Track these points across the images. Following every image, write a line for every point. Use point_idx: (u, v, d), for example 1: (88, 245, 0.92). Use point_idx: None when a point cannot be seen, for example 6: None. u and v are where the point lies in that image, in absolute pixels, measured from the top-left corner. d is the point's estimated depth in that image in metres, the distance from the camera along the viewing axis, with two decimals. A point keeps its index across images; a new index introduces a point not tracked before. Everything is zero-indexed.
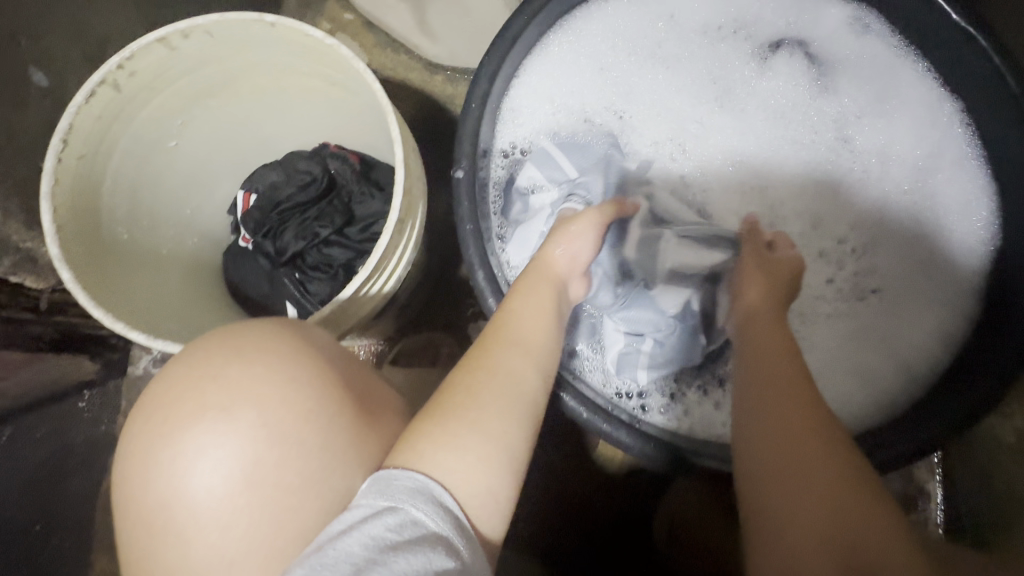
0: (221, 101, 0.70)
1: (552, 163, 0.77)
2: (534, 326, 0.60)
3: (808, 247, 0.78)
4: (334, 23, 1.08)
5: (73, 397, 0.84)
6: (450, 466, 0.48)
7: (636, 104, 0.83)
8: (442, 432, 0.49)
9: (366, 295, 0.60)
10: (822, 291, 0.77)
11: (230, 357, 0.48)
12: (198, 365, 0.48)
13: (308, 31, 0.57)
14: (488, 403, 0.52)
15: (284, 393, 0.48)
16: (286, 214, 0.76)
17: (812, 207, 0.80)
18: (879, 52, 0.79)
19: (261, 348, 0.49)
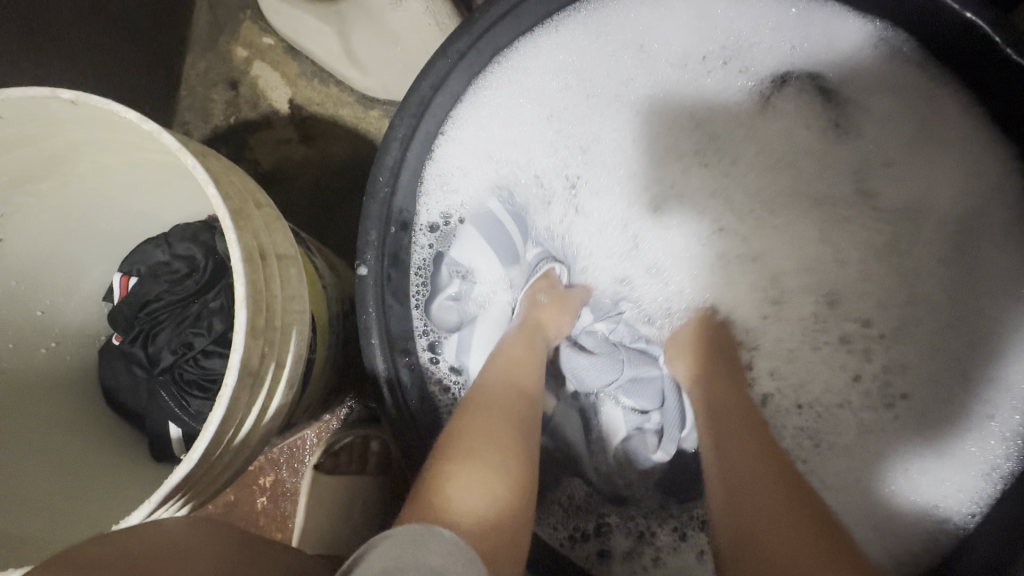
0: (55, 183, 0.55)
1: (497, 232, 0.65)
2: (522, 371, 0.55)
3: (824, 335, 0.62)
4: (251, 49, 0.92)
5: None
6: (464, 499, 0.41)
7: (601, 174, 0.66)
8: (461, 465, 0.43)
9: (220, 466, 0.44)
10: (844, 398, 0.61)
11: None
12: None
13: (119, 110, 0.41)
14: (487, 436, 0.46)
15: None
16: (161, 314, 0.61)
17: (831, 278, 0.63)
18: (913, 84, 0.59)
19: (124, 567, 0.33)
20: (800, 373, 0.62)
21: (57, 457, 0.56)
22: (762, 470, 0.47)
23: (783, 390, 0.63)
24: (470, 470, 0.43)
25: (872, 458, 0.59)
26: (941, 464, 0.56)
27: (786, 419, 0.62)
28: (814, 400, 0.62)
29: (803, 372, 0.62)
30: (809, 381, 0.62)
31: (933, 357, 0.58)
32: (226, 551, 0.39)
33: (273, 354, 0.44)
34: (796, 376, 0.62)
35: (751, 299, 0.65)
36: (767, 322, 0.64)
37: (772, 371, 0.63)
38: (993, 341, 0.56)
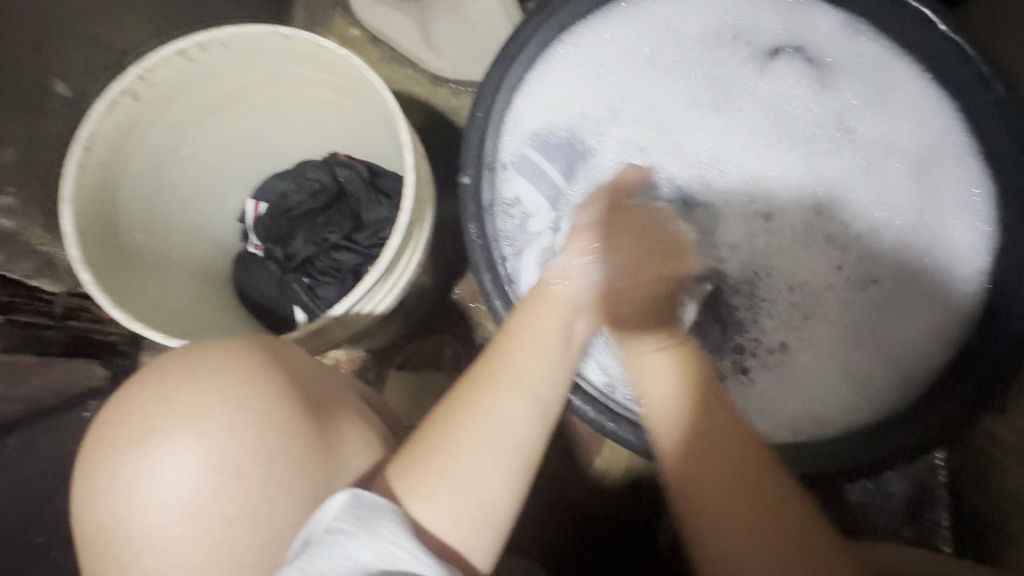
0: (233, 112, 0.72)
1: (541, 177, 0.77)
2: (534, 364, 0.55)
3: (813, 236, 0.74)
4: (341, 38, 1.11)
5: (77, 408, 0.83)
6: (429, 511, 0.48)
7: (636, 122, 0.79)
8: (422, 482, 0.48)
9: (376, 297, 0.61)
10: (830, 280, 0.73)
11: (180, 382, 0.47)
12: (150, 388, 0.47)
13: (321, 42, 0.59)
14: (468, 452, 0.49)
15: (239, 415, 0.46)
16: (296, 220, 0.78)
17: (815, 191, 0.75)
18: (874, 55, 0.74)
19: (212, 370, 0.47)
20: (791, 263, 0.74)
21: (222, 324, 0.71)
22: (749, 507, 0.47)
23: (776, 279, 0.74)
24: (429, 492, 0.48)
25: (851, 328, 0.72)
26: (900, 329, 0.70)
27: (778, 296, 0.74)
28: (804, 284, 0.74)
29: (793, 262, 0.74)
30: (797, 271, 0.74)
31: (900, 253, 0.72)
32: (296, 378, 0.50)
33: (418, 220, 0.62)
34: (789, 267, 0.74)
35: (740, 211, 0.76)
36: (769, 233, 0.75)
37: (768, 270, 0.74)
38: (947, 236, 0.70)
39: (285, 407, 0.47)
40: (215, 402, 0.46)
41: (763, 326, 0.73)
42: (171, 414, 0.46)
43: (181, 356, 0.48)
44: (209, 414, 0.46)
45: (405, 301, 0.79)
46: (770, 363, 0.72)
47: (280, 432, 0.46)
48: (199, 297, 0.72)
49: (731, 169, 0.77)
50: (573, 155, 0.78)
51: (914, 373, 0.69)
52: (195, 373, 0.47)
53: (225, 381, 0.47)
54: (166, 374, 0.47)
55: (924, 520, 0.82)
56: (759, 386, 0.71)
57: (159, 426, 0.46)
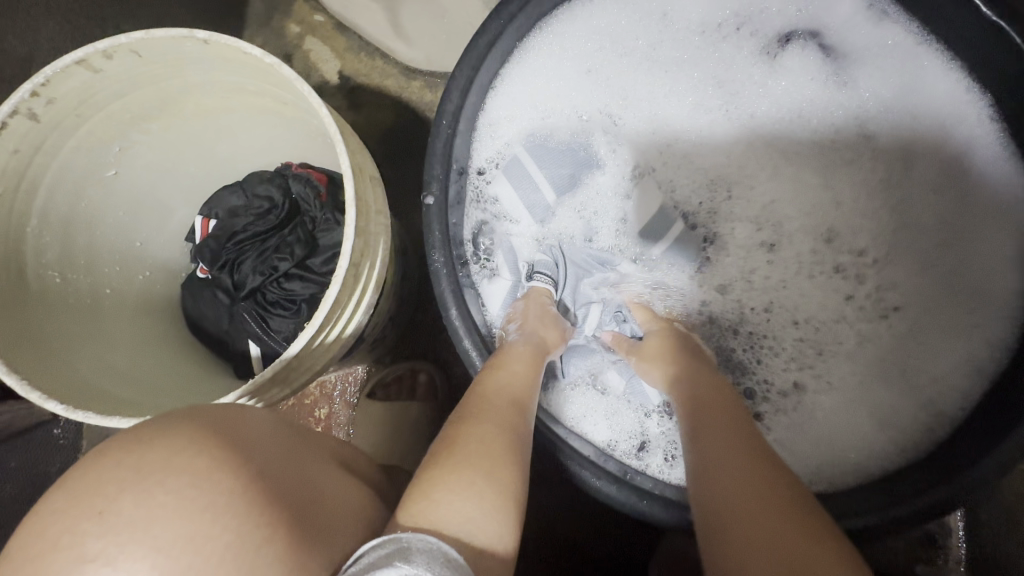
0: (163, 124, 0.64)
1: (529, 189, 0.66)
2: (525, 384, 0.53)
3: (821, 266, 0.66)
4: (303, 26, 0.99)
5: (48, 425, 0.84)
6: (463, 519, 0.39)
7: (632, 142, 0.69)
8: (453, 476, 0.41)
9: (319, 347, 0.53)
10: (840, 313, 0.65)
11: (123, 481, 0.33)
12: (81, 496, 0.32)
13: (244, 48, 0.50)
14: (496, 451, 0.45)
15: (207, 519, 0.33)
16: (245, 245, 0.69)
17: (826, 218, 0.66)
18: (898, 42, 0.62)
19: (168, 463, 0.34)
20: (794, 298, 0.66)
21: (162, 367, 0.63)
22: (758, 464, 0.42)
23: (778, 312, 0.66)
24: (480, 492, 0.41)
25: (875, 365, 0.63)
26: (932, 365, 0.60)
27: (783, 334, 0.65)
28: (809, 318, 0.65)
29: (798, 297, 0.66)
30: (804, 306, 0.66)
31: (922, 276, 0.63)
32: (270, 459, 0.39)
33: (367, 258, 0.54)
34: (790, 301, 0.66)
35: (745, 241, 0.68)
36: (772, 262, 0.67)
37: (767, 305, 0.66)
38: (979, 260, 0.60)
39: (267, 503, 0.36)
40: (172, 507, 0.32)
41: (771, 366, 0.64)
42: (112, 531, 0.31)
43: (118, 449, 0.34)
44: (165, 525, 0.32)
45: (368, 332, 0.71)
46: (786, 406, 0.63)
47: (266, 534, 0.35)
48: (135, 336, 0.64)
49: (735, 195, 0.68)
50: (577, 164, 0.68)
51: (946, 411, 0.58)
52: (142, 466, 0.33)
53: (183, 475, 0.33)
54: (102, 474, 0.33)
55: (936, 553, 0.74)
56: (774, 434, 0.62)
57: (95, 552, 0.31)
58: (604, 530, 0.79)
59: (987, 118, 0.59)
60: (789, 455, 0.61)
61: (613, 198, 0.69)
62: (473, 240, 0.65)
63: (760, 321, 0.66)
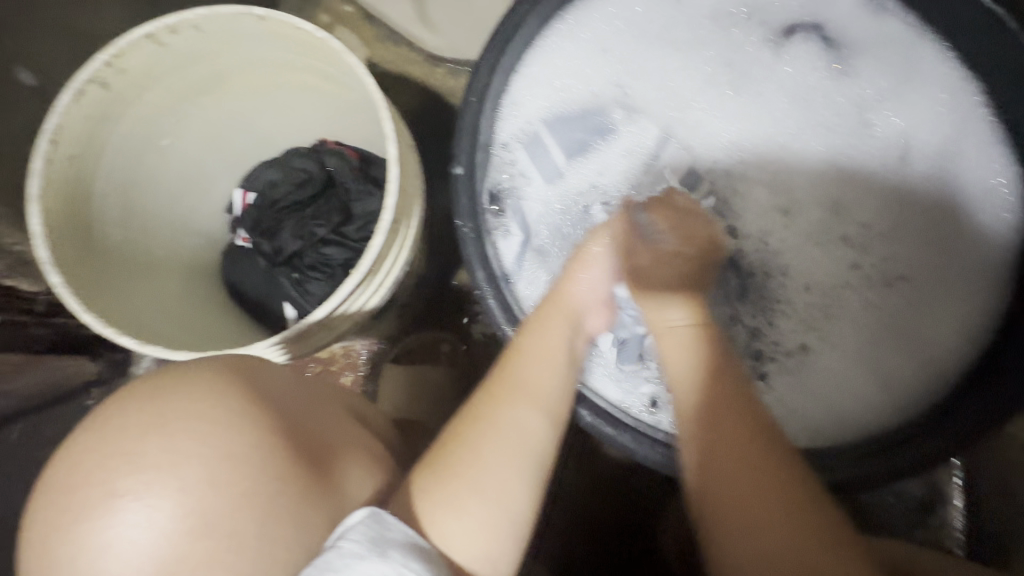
0: (213, 99, 0.69)
1: (545, 159, 0.72)
2: (542, 370, 0.54)
3: (830, 234, 0.69)
4: (333, 16, 1.05)
5: (80, 395, 0.86)
6: (447, 534, 0.44)
7: (646, 120, 0.73)
8: (444, 494, 0.46)
9: (354, 303, 0.58)
10: (845, 279, 0.68)
11: (146, 431, 0.39)
12: (110, 437, 0.39)
13: (298, 23, 0.55)
14: (492, 460, 0.47)
15: (218, 466, 0.39)
16: (284, 213, 0.74)
17: (831, 192, 0.69)
18: (896, 34, 0.67)
19: (184, 418, 0.40)
20: (805, 264, 0.69)
21: (206, 322, 0.68)
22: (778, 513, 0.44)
23: (792, 277, 0.69)
24: (462, 519, 0.45)
25: (877, 331, 0.66)
26: (923, 333, 0.65)
27: (795, 298, 0.68)
28: (819, 283, 0.68)
29: (808, 262, 0.69)
30: (811, 271, 0.69)
31: (921, 252, 0.66)
32: (283, 415, 0.44)
33: (404, 218, 0.58)
34: (800, 265, 0.69)
35: (763, 205, 0.71)
36: (787, 228, 0.70)
37: (784, 269, 0.69)
38: (972, 236, 0.65)
39: (272, 454, 0.41)
40: (189, 456, 0.38)
41: (781, 329, 0.68)
42: (137, 473, 0.38)
43: (141, 400, 0.40)
44: (186, 466, 0.38)
45: (398, 297, 0.76)
46: (791, 366, 0.66)
47: (274, 483, 0.40)
48: (186, 297, 0.69)
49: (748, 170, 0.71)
50: (591, 130, 0.72)
51: (938, 371, 0.63)
52: (164, 413, 0.40)
53: (201, 423, 0.40)
54: (128, 421, 0.39)
55: (935, 520, 0.78)
56: (778, 393, 0.66)
57: (124, 488, 0.37)
58: (617, 492, 0.83)
59: (981, 106, 0.64)
60: (793, 414, 0.65)
61: (624, 159, 0.73)
62: (491, 210, 0.69)
63: (776, 285, 0.69)
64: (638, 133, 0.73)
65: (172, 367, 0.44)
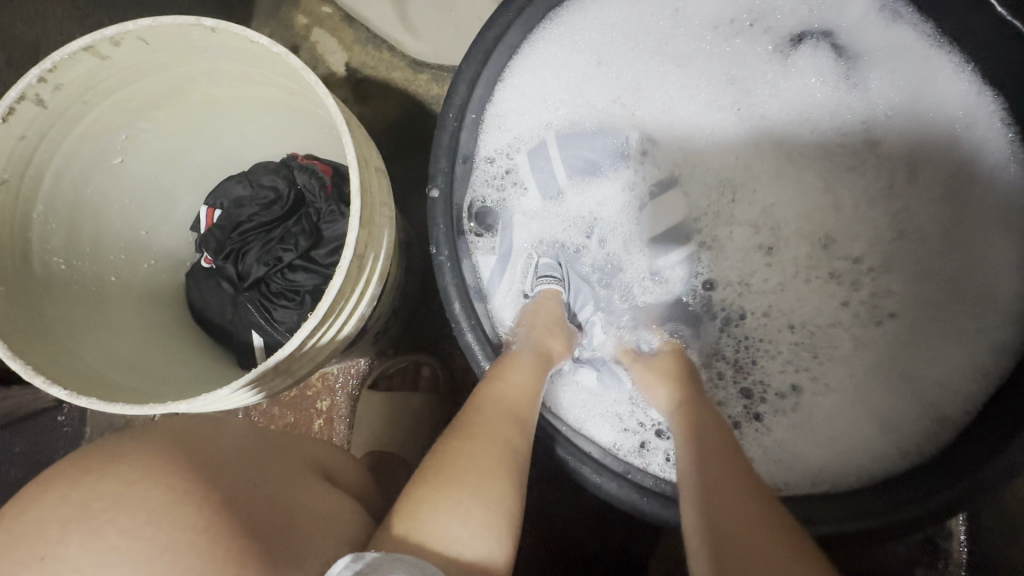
0: (170, 113, 0.64)
1: (545, 173, 0.66)
2: (526, 390, 0.53)
3: (816, 269, 0.66)
4: (311, 17, 0.99)
5: (51, 412, 0.84)
6: (451, 537, 0.41)
7: (640, 133, 0.69)
8: (442, 497, 0.43)
9: (319, 341, 0.53)
10: (835, 318, 0.64)
11: (73, 520, 0.35)
12: (30, 534, 0.34)
13: (252, 37, 0.50)
14: (489, 463, 0.46)
15: (158, 554, 0.34)
16: (249, 235, 0.69)
17: (823, 222, 0.66)
18: (908, 44, 0.61)
19: (115, 498, 0.35)
20: (791, 302, 0.65)
21: (165, 355, 0.64)
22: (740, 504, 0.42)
23: (774, 316, 0.65)
24: (466, 516, 0.42)
25: (876, 369, 0.62)
26: (936, 371, 0.59)
27: (778, 338, 0.65)
28: (805, 322, 0.65)
29: (794, 301, 0.65)
30: (801, 309, 0.65)
31: (923, 282, 0.62)
32: (224, 485, 0.40)
33: (371, 251, 0.53)
34: (787, 304, 0.65)
35: (742, 244, 0.67)
36: (768, 268, 0.67)
37: (765, 309, 0.66)
38: (986, 262, 0.59)
39: (223, 530, 0.37)
40: (121, 547, 0.34)
41: (767, 369, 0.64)
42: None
43: (65, 484, 0.36)
44: (120, 565, 0.33)
45: (371, 325, 0.71)
46: (784, 408, 0.62)
47: (229, 564, 0.36)
48: (142, 325, 0.64)
49: (746, 201, 0.68)
50: (605, 152, 0.68)
51: (950, 412, 0.58)
52: (90, 505, 0.35)
53: (138, 511, 0.35)
54: (49, 514, 0.35)
55: (941, 558, 0.74)
56: (773, 435, 0.61)
57: None
58: (605, 527, 0.79)
59: (1001, 124, 0.58)
60: (792, 458, 0.60)
61: (625, 191, 0.69)
62: (471, 227, 0.64)
63: (756, 326, 0.65)
64: (640, 166, 0.69)
65: (97, 442, 0.40)
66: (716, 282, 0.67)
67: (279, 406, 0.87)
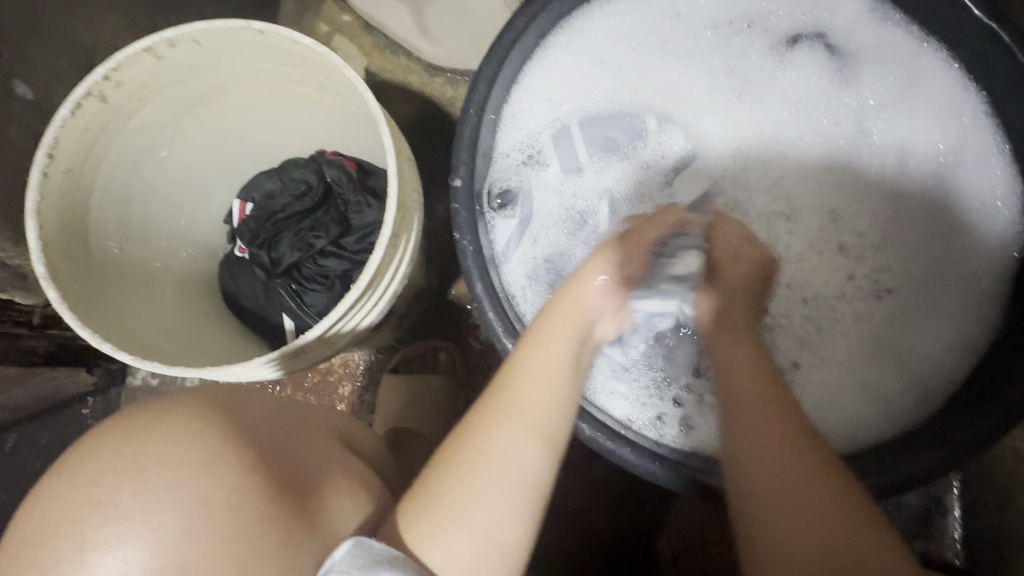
0: (212, 110, 0.69)
1: (568, 151, 0.72)
2: (539, 390, 0.52)
3: (825, 244, 0.70)
4: (332, 25, 1.05)
5: (76, 404, 0.87)
6: (435, 560, 0.46)
7: (640, 106, 0.73)
8: (428, 524, 0.47)
9: (349, 321, 0.57)
10: (840, 291, 0.68)
11: (123, 471, 0.39)
12: (82, 478, 0.39)
13: (297, 37, 0.55)
14: (479, 487, 0.48)
15: (198, 506, 0.39)
16: (282, 224, 0.74)
17: (829, 199, 0.70)
18: (898, 42, 0.67)
19: (162, 454, 0.40)
20: (805, 275, 0.69)
21: (205, 336, 0.68)
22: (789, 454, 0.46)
23: (787, 289, 0.69)
24: (445, 545, 0.46)
25: (869, 344, 0.66)
26: (919, 345, 0.64)
27: (791, 310, 0.68)
28: (816, 295, 0.68)
29: (807, 273, 0.69)
30: (810, 282, 0.69)
31: (915, 262, 0.67)
32: (255, 460, 0.43)
33: (403, 232, 0.58)
34: (801, 276, 0.69)
35: (763, 210, 0.71)
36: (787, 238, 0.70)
37: (788, 281, 0.69)
38: (970, 246, 0.64)
39: (255, 488, 0.42)
40: (169, 497, 0.38)
41: (779, 344, 0.67)
42: (112, 519, 0.37)
43: (116, 438, 0.40)
44: (165, 514, 0.38)
45: (395, 309, 0.76)
46: (782, 385, 0.66)
47: (258, 521, 0.41)
48: (183, 308, 0.69)
49: (757, 169, 0.72)
50: (626, 132, 0.72)
51: (938, 383, 0.62)
52: (139, 457, 0.39)
53: (182, 467, 0.40)
54: (104, 462, 0.39)
55: (935, 529, 0.78)
56: None
57: (97, 540, 0.37)
58: (615, 503, 0.82)
59: (982, 117, 0.63)
60: None
61: (643, 171, 0.73)
62: (491, 207, 0.69)
63: (775, 300, 0.68)
64: (649, 157, 0.73)
65: (141, 403, 0.44)
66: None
67: (302, 392, 0.92)
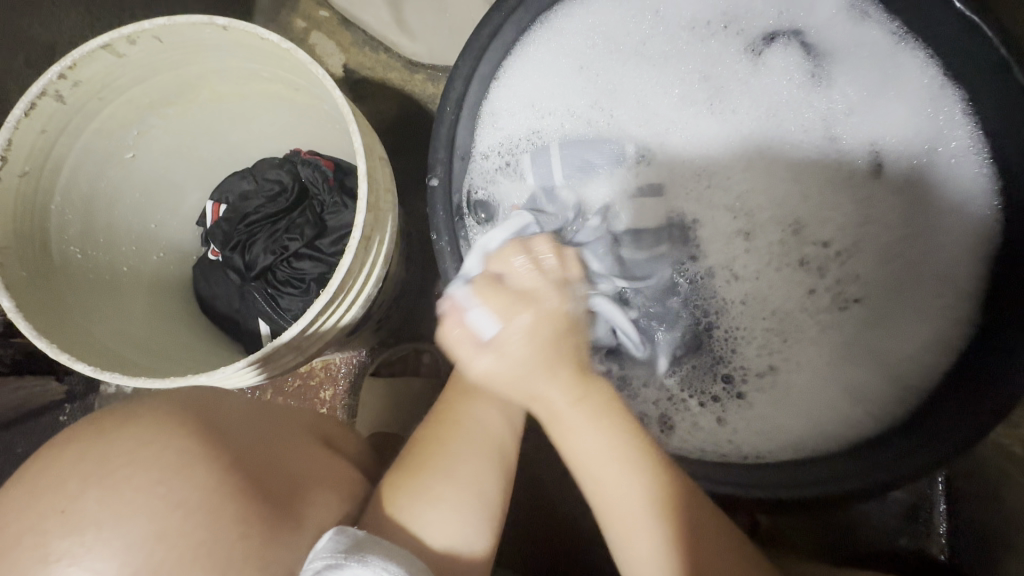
0: (179, 110, 0.67)
1: (545, 168, 0.69)
2: None
3: (786, 258, 0.68)
4: (309, 21, 1.02)
5: (55, 411, 0.84)
6: (428, 524, 0.46)
7: (617, 131, 0.72)
8: (416, 488, 0.47)
9: (326, 324, 0.56)
10: (802, 304, 0.67)
11: (91, 475, 0.35)
12: (41, 491, 0.35)
13: (262, 34, 0.53)
14: (459, 451, 0.49)
15: (172, 513, 0.35)
16: (255, 226, 0.72)
17: (795, 209, 0.69)
18: (877, 41, 0.66)
19: (131, 456, 0.36)
20: (765, 290, 0.68)
21: (177, 342, 0.66)
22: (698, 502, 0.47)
23: (749, 305, 0.68)
24: (439, 500, 0.47)
25: (841, 349, 0.65)
26: (901, 344, 0.63)
27: (753, 324, 0.67)
28: (777, 312, 0.67)
29: (766, 289, 0.68)
30: (773, 296, 0.68)
31: (886, 267, 0.65)
32: (233, 455, 0.40)
33: (377, 233, 0.57)
34: (765, 291, 0.68)
35: (722, 229, 0.70)
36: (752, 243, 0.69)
37: (741, 298, 0.68)
38: (946, 250, 0.63)
39: (235, 487, 0.38)
40: (139, 504, 0.35)
41: (745, 354, 0.67)
42: (77, 531, 0.34)
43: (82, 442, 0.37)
44: (137, 519, 0.34)
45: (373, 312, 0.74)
46: (765, 385, 0.65)
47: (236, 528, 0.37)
48: (151, 314, 0.67)
49: (719, 187, 0.71)
50: (606, 156, 0.70)
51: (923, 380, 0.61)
52: (109, 463, 0.36)
53: (153, 470, 0.36)
54: (68, 469, 0.35)
55: (919, 526, 0.78)
56: (756, 410, 0.65)
57: (61, 551, 0.33)
58: None
59: (963, 113, 0.61)
60: (773, 428, 0.63)
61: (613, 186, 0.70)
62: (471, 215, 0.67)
63: (735, 315, 0.68)
64: (635, 171, 0.71)
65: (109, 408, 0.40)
66: (715, 269, 0.69)
67: (282, 397, 0.90)
